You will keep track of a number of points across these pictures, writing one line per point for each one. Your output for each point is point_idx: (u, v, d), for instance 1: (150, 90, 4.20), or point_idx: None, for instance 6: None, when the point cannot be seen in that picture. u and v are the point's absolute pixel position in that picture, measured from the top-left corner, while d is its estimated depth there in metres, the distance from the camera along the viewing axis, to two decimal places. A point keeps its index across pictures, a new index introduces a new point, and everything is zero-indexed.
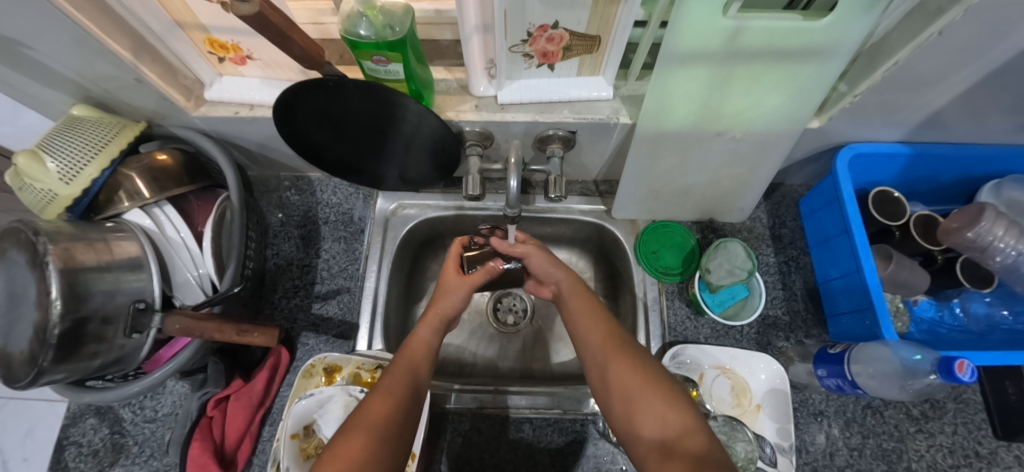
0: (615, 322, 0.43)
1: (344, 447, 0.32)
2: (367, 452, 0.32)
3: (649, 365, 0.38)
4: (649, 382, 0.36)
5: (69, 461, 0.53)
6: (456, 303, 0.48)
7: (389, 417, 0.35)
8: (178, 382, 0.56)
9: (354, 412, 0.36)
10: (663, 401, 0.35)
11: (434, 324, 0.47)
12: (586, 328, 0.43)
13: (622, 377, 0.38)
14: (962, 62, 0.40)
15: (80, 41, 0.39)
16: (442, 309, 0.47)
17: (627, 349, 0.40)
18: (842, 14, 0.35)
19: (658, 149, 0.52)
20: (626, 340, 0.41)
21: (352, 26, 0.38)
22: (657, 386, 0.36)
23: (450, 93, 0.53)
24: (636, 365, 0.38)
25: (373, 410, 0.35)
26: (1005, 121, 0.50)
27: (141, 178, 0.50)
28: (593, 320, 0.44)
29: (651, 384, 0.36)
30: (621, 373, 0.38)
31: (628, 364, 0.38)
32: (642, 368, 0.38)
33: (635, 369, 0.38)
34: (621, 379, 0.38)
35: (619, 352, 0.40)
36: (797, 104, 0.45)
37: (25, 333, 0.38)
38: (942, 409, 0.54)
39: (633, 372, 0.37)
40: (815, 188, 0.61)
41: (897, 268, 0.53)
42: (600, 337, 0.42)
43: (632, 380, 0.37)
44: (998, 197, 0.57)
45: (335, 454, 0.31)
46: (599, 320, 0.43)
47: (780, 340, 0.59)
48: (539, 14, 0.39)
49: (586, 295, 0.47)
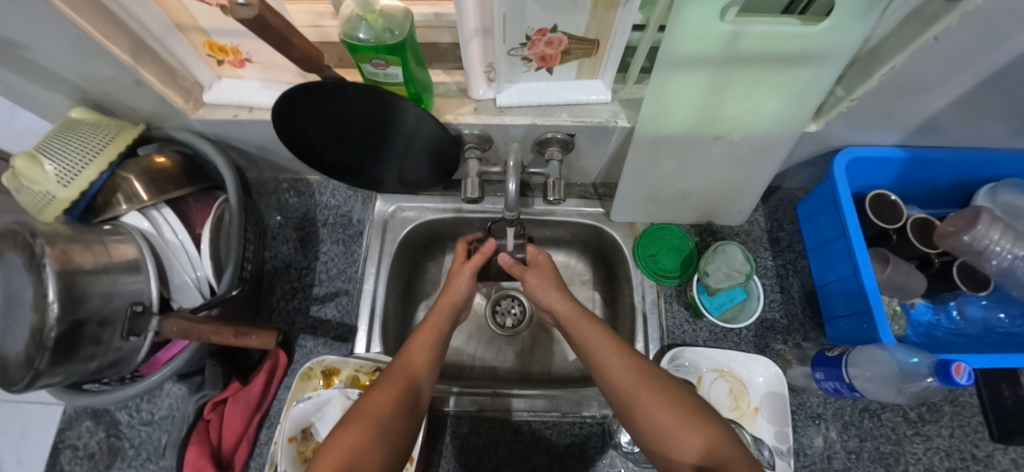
0: (625, 345, 0.43)
1: (345, 436, 0.31)
2: (371, 442, 0.31)
3: (682, 395, 0.37)
4: (682, 418, 0.34)
5: (65, 464, 0.53)
6: (464, 288, 0.52)
7: (393, 413, 0.35)
8: (175, 385, 0.56)
9: (356, 404, 0.36)
10: (697, 430, 0.33)
11: (448, 311, 0.50)
12: (604, 360, 0.42)
13: (653, 413, 0.36)
14: (958, 67, 0.40)
15: (78, 43, 0.39)
16: (453, 296, 0.51)
17: (654, 377, 0.39)
18: (840, 19, 0.35)
19: (656, 153, 0.52)
20: (647, 367, 0.40)
21: (351, 29, 0.38)
22: (692, 421, 0.34)
23: (450, 96, 0.53)
24: (667, 398, 0.36)
25: (376, 400, 0.35)
26: (1000, 126, 0.50)
27: (139, 180, 0.49)
28: (613, 351, 0.42)
29: (686, 416, 0.34)
30: (653, 409, 0.36)
31: (657, 395, 0.37)
32: (671, 398, 0.36)
33: (665, 401, 0.36)
34: (651, 417, 0.36)
35: (647, 383, 0.38)
36: (793, 110, 0.45)
37: (21, 336, 0.38)
38: (939, 412, 0.54)
39: (665, 407, 0.36)
40: (812, 191, 0.61)
41: (893, 272, 0.53)
42: (628, 368, 0.40)
43: (663, 419, 0.35)
44: (993, 201, 0.57)
45: (337, 442, 0.31)
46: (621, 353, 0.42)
47: (778, 343, 0.59)
48: (538, 18, 0.40)
49: (590, 322, 0.46)
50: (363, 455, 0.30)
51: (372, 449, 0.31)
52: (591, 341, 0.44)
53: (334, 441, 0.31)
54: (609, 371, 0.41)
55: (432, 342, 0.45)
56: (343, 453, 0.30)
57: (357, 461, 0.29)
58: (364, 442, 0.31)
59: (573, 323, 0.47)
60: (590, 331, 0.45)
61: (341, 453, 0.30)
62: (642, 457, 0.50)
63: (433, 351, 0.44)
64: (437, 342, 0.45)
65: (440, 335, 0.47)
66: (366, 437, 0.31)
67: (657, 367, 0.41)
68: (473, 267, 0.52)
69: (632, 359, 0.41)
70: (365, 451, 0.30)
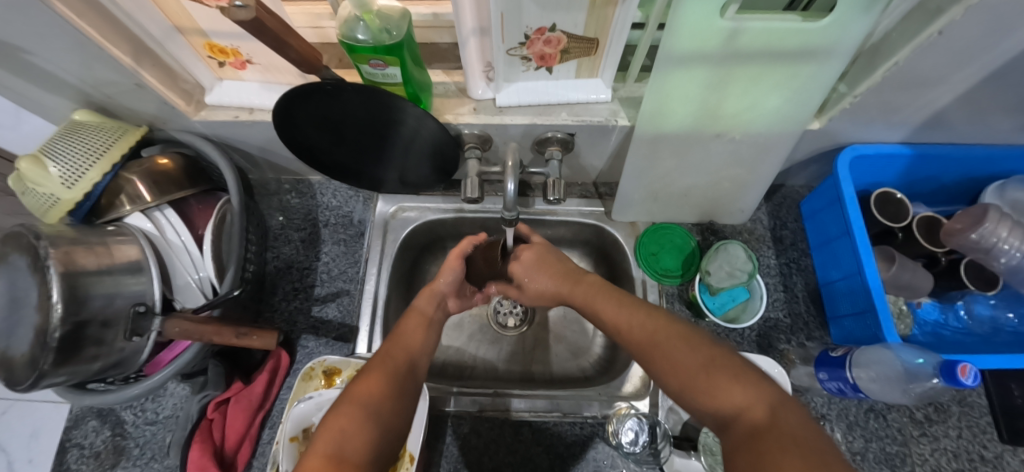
0: (634, 300, 0.40)
1: (335, 421, 0.31)
2: (359, 424, 0.31)
3: (695, 339, 0.33)
4: (702, 364, 0.30)
5: (71, 462, 0.54)
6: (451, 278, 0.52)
7: (383, 395, 0.34)
8: (178, 384, 0.56)
9: (346, 390, 0.35)
10: (714, 380, 0.29)
11: (431, 297, 0.50)
12: (609, 315, 0.39)
13: (669, 363, 0.32)
14: (962, 62, 0.39)
15: (80, 46, 0.40)
16: (438, 286, 0.51)
17: (659, 325, 0.35)
18: (841, 14, 0.35)
19: (656, 150, 0.52)
20: (658, 311, 0.37)
21: (350, 30, 0.38)
22: (710, 365, 0.30)
23: (449, 96, 0.53)
24: (681, 342, 0.32)
25: (365, 383, 0.35)
26: (1008, 122, 0.50)
27: (142, 182, 0.50)
28: (618, 306, 0.39)
29: (703, 360, 0.30)
30: (663, 359, 0.32)
31: (672, 342, 0.33)
32: (688, 344, 0.32)
33: (680, 347, 0.32)
34: (666, 370, 0.32)
35: (662, 331, 0.34)
36: (797, 105, 0.44)
37: (26, 336, 0.39)
38: (947, 412, 0.54)
39: (682, 350, 0.32)
40: (816, 189, 0.60)
41: (899, 270, 0.52)
42: (638, 321, 0.36)
43: (680, 363, 0.31)
44: (1001, 198, 0.56)
45: (329, 427, 0.31)
46: (625, 305, 0.39)
47: (782, 343, 0.58)
48: (536, 16, 0.40)
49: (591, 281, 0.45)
50: (353, 437, 0.30)
51: (362, 431, 0.30)
52: (597, 305, 0.42)
53: (323, 429, 0.31)
54: (618, 328, 0.38)
55: (422, 326, 0.46)
56: (332, 439, 0.29)
57: (345, 446, 0.29)
58: (352, 424, 0.31)
59: (566, 295, 0.47)
60: (601, 294, 0.42)
61: (330, 439, 0.29)
62: (643, 457, 0.49)
63: (423, 333, 0.45)
64: (425, 325, 0.46)
65: (427, 320, 0.47)
66: (355, 420, 0.31)
67: (671, 312, 0.37)
68: (458, 253, 0.54)
69: (645, 314, 0.37)
70: (354, 434, 0.30)
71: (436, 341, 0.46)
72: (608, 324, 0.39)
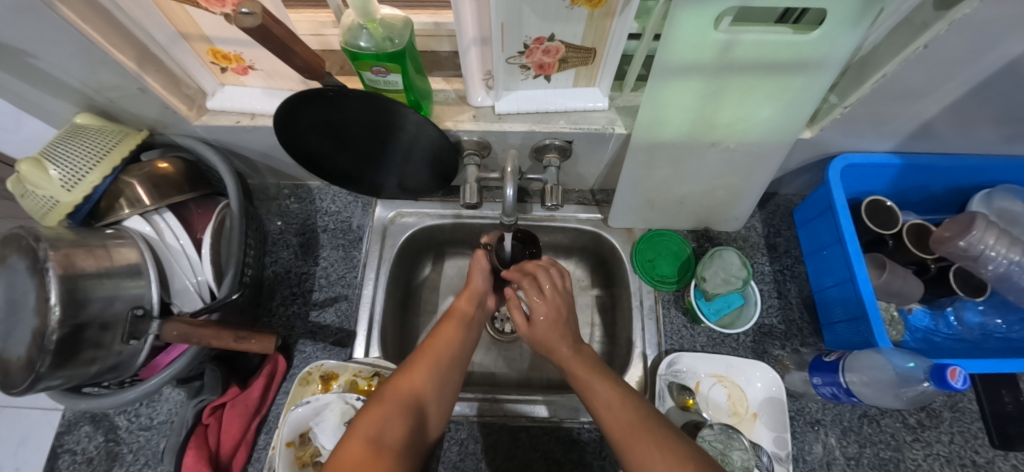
0: (626, 388, 0.43)
1: (377, 408, 0.37)
2: (398, 414, 0.37)
3: (675, 441, 0.36)
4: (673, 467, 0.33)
5: (63, 468, 0.53)
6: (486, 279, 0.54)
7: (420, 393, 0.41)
8: (173, 389, 0.56)
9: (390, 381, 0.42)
10: None
11: (471, 297, 0.53)
12: (599, 406, 0.41)
13: (644, 461, 0.35)
14: (950, 74, 0.40)
15: (85, 51, 0.40)
16: (475, 287, 0.53)
17: (649, 422, 0.38)
18: (830, 28, 0.36)
19: (653, 160, 0.53)
20: (647, 412, 0.39)
21: (352, 38, 0.39)
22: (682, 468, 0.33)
23: (449, 104, 0.54)
24: (658, 447, 0.35)
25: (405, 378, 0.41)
26: (995, 132, 0.51)
27: (141, 186, 0.50)
28: (610, 390, 0.42)
29: (677, 465, 0.33)
30: (645, 456, 0.35)
31: (651, 443, 0.36)
32: (664, 445, 0.35)
33: (663, 450, 0.35)
34: (645, 462, 0.35)
35: (642, 428, 0.37)
36: (789, 116, 0.46)
37: (24, 337, 0.38)
38: (939, 417, 0.54)
39: (659, 454, 0.35)
40: (809, 198, 0.61)
41: (890, 277, 0.53)
42: (624, 411, 0.39)
43: (654, 464, 0.34)
44: (989, 207, 0.57)
45: (372, 411, 0.37)
46: (618, 399, 0.41)
47: (776, 349, 0.59)
48: (536, 27, 0.41)
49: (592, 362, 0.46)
50: (391, 424, 0.36)
51: (399, 421, 0.37)
52: (592, 383, 0.44)
53: (366, 414, 0.37)
54: (603, 420, 0.40)
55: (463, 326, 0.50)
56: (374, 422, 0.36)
57: (384, 431, 0.35)
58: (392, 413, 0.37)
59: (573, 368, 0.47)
60: (600, 380, 0.43)
61: (372, 421, 0.36)
62: None
63: (460, 331, 0.49)
64: (463, 323, 0.50)
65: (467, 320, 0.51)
66: (394, 411, 0.37)
67: (655, 412, 0.39)
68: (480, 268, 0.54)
69: (626, 407, 0.40)
70: (392, 425, 0.36)
71: (471, 341, 0.50)
72: (598, 401, 0.42)
